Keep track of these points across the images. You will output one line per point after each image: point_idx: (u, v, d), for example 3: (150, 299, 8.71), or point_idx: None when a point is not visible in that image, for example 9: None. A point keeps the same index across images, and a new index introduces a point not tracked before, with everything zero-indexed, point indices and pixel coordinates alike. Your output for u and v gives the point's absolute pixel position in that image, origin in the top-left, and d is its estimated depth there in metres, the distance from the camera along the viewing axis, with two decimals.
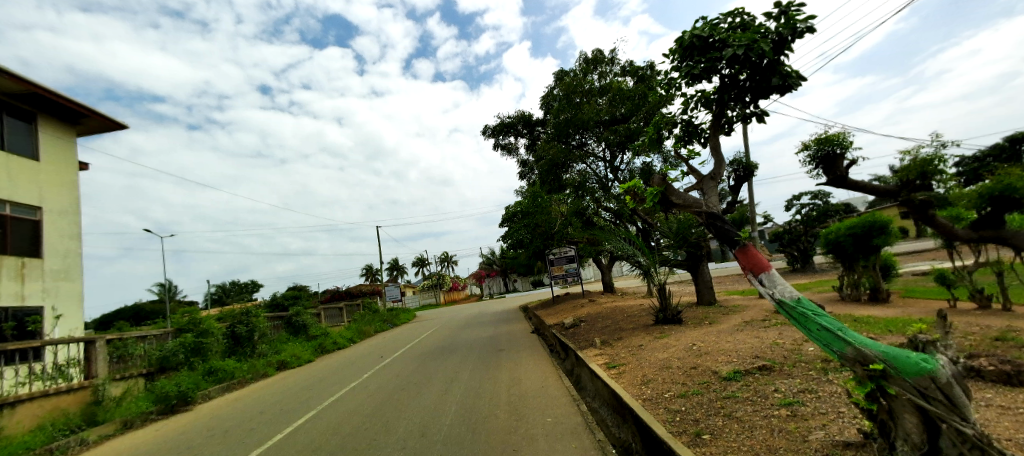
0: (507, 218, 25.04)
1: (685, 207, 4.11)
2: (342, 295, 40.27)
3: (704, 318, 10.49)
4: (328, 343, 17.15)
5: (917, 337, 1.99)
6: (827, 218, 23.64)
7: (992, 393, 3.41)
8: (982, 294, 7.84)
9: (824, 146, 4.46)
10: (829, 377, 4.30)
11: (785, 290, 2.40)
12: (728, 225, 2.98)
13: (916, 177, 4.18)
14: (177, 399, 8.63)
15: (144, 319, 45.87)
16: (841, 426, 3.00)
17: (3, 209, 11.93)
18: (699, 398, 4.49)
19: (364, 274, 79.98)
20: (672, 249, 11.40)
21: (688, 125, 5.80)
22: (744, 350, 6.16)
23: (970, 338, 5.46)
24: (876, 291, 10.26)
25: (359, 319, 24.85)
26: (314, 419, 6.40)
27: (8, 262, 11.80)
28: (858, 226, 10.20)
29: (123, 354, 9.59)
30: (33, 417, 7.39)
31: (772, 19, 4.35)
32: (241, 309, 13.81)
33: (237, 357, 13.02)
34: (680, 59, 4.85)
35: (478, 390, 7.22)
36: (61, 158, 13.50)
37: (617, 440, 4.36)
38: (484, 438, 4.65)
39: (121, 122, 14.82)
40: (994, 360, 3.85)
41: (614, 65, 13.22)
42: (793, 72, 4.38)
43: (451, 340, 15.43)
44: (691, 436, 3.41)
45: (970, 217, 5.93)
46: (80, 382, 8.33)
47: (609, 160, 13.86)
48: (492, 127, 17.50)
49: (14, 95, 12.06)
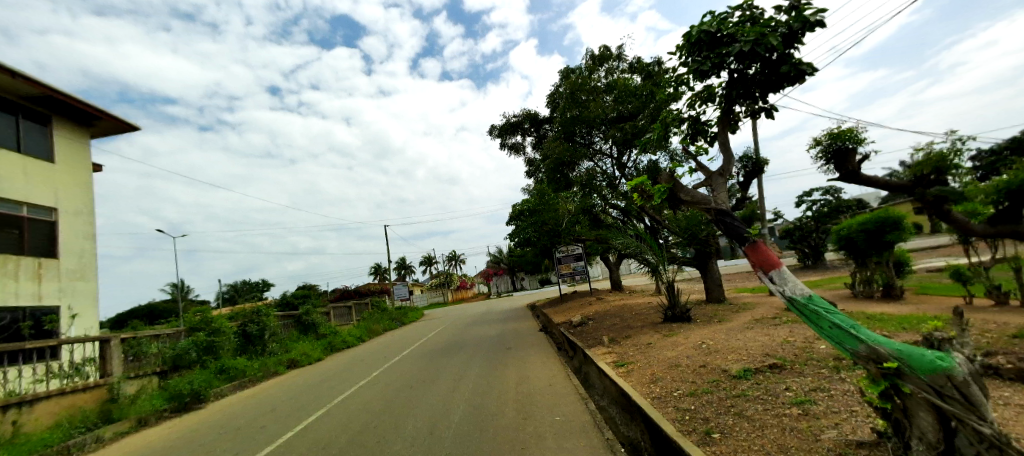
0: (514, 217, 25.02)
1: (694, 203, 4.06)
2: (351, 294, 40.56)
3: (713, 316, 10.39)
4: (337, 341, 17.30)
5: (932, 334, 1.95)
6: (839, 213, 23.26)
7: (1010, 392, 3.33)
8: (999, 291, 7.68)
9: (836, 141, 4.38)
10: (841, 376, 4.24)
11: (796, 287, 2.36)
12: (738, 221, 2.94)
13: (931, 171, 4.08)
14: (190, 397, 8.75)
15: (157, 318, 46.66)
16: (854, 425, 2.97)
17: (20, 211, 12.21)
18: (708, 397, 4.46)
19: (372, 272, 80.49)
20: (680, 247, 11.36)
21: (694, 121, 5.74)
22: (755, 348, 6.08)
23: (987, 336, 5.34)
24: (890, 288, 10.10)
25: (368, 318, 25.03)
26: (323, 417, 6.46)
27: (25, 262, 12.07)
28: (870, 222, 10.03)
29: (138, 352, 9.75)
30: (50, 414, 7.56)
31: (783, 13, 4.28)
32: (252, 308, 14.01)
33: (248, 355, 13.18)
34: (688, 55, 4.81)
35: (486, 388, 7.20)
36: (76, 161, 13.77)
37: (625, 439, 4.35)
38: (491, 437, 4.61)
39: (133, 124, 15.02)
40: (1013, 357, 3.76)
41: (620, 62, 13.14)
42: (804, 65, 4.29)
43: (460, 338, 15.49)
44: (701, 435, 3.39)
45: (987, 212, 5.84)
46: (95, 380, 8.49)
47: (616, 158, 13.77)
48: (499, 126, 17.52)
49: (29, 98, 12.31)
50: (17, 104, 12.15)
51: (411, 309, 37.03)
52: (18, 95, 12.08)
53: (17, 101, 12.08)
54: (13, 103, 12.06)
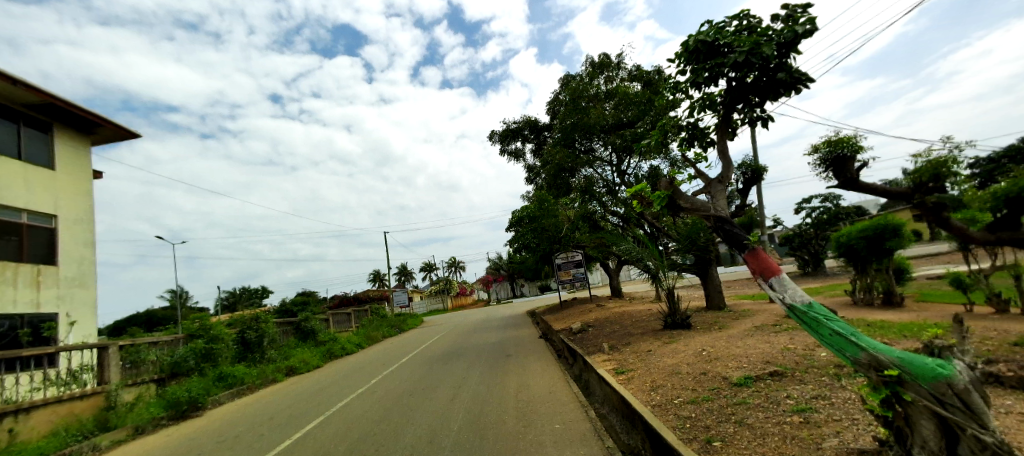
0: (513, 223, 25.05)
1: (693, 210, 4.07)
2: (350, 301, 40.47)
3: (713, 323, 10.36)
4: (336, 348, 17.24)
5: (934, 342, 1.94)
6: (838, 220, 23.22)
7: (1012, 400, 3.32)
8: (999, 298, 7.67)
9: (835, 149, 4.39)
10: (842, 383, 4.23)
11: (796, 294, 2.36)
12: (738, 229, 2.95)
13: (930, 179, 4.03)
14: (187, 405, 8.66)
15: (156, 325, 46.75)
16: (856, 433, 2.95)
17: (20, 218, 12.24)
18: (708, 404, 4.45)
19: (371, 280, 80.38)
20: (681, 253, 11.37)
21: (693, 128, 5.77)
22: (755, 355, 6.08)
23: (987, 344, 5.33)
24: (891, 295, 10.06)
25: (368, 325, 24.95)
26: (323, 423, 6.49)
27: (23, 268, 12.06)
28: (870, 229, 10.03)
29: (136, 360, 9.69)
30: (47, 422, 7.52)
31: (778, 22, 4.33)
32: (251, 315, 14.02)
33: (246, 362, 13.11)
34: (685, 63, 4.86)
35: (487, 395, 7.24)
36: (77, 168, 13.82)
37: (627, 447, 4.32)
38: (490, 443, 4.67)
39: (134, 132, 15.08)
40: (1014, 365, 3.77)
41: (620, 70, 13.23)
42: (800, 75, 4.34)
43: (460, 345, 15.50)
44: (702, 444, 3.36)
45: (985, 219, 5.88)
46: (93, 388, 8.40)
47: (615, 165, 13.80)
48: (499, 132, 17.59)
49: (32, 106, 12.40)
50: (18, 111, 12.20)
51: (412, 316, 37.05)
52: (19, 103, 12.13)
53: (17, 108, 12.14)
54: (14, 110, 12.12)
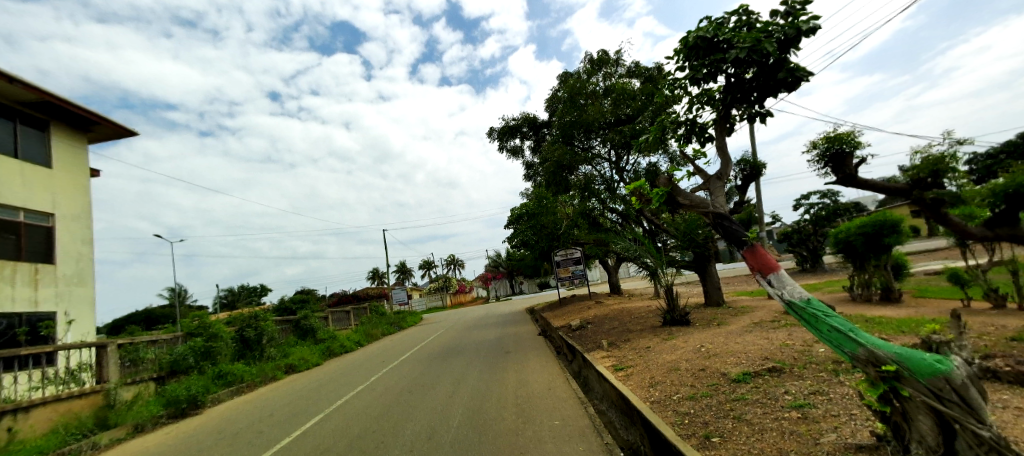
0: (512, 221, 25.03)
1: (692, 207, 4.06)
2: (350, 299, 40.41)
3: (712, 319, 10.38)
4: (336, 346, 17.27)
5: (931, 337, 1.94)
6: (837, 217, 23.25)
7: (1009, 395, 3.33)
8: (997, 293, 7.69)
9: (834, 145, 4.39)
10: (840, 379, 4.25)
11: (794, 291, 2.37)
12: (736, 225, 2.95)
13: (928, 174, 4.04)
14: (187, 403, 8.67)
15: (155, 323, 46.72)
16: (853, 428, 2.96)
17: (17, 216, 12.18)
18: (707, 400, 4.45)
19: (371, 278, 80.42)
20: (679, 250, 11.72)
21: (691, 124, 5.75)
22: (753, 351, 6.10)
23: (984, 339, 5.35)
24: (888, 291, 10.10)
25: (366, 323, 24.92)
26: (323, 421, 6.45)
27: (20, 267, 12.01)
28: (868, 225, 10.04)
29: (135, 358, 9.66)
30: (46, 421, 7.50)
31: (779, 18, 4.31)
32: (250, 313, 13.99)
33: (246, 360, 13.11)
34: (685, 60, 4.84)
35: (486, 392, 7.26)
36: (75, 166, 13.76)
37: (625, 443, 4.33)
38: (489, 440, 4.67)
39: (131, 130, 15.01)
40: (1012, 360, 3.78)
41: (619, 66, 13.19)
42: (800, 71, 4.34)
43: (459, 343, 15.52)
44: (700, 439, 3.38)
45: (983, 215, 5.89)
46: (92, 386, 8.40)
47: (614, 161, 13.76)
48: (498, 129, 17.53)
49: (28, 103, 12.30)
50: (14, 109, 12.12)
51: (411, 313, 37.04)
52: (15, 101, 12.07)
53: (13, 106, 12.04)
54: (10, 108, 12.04)
